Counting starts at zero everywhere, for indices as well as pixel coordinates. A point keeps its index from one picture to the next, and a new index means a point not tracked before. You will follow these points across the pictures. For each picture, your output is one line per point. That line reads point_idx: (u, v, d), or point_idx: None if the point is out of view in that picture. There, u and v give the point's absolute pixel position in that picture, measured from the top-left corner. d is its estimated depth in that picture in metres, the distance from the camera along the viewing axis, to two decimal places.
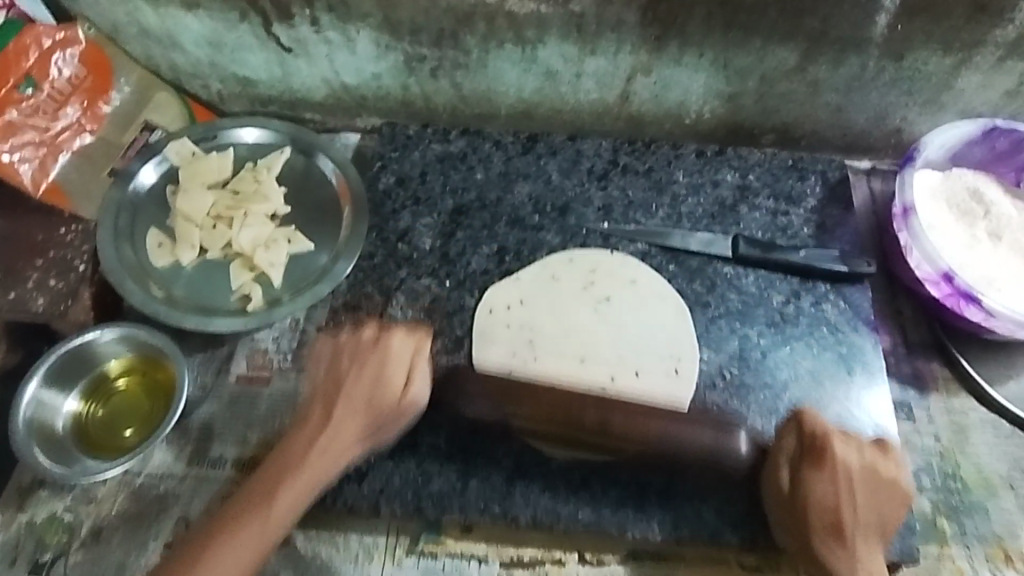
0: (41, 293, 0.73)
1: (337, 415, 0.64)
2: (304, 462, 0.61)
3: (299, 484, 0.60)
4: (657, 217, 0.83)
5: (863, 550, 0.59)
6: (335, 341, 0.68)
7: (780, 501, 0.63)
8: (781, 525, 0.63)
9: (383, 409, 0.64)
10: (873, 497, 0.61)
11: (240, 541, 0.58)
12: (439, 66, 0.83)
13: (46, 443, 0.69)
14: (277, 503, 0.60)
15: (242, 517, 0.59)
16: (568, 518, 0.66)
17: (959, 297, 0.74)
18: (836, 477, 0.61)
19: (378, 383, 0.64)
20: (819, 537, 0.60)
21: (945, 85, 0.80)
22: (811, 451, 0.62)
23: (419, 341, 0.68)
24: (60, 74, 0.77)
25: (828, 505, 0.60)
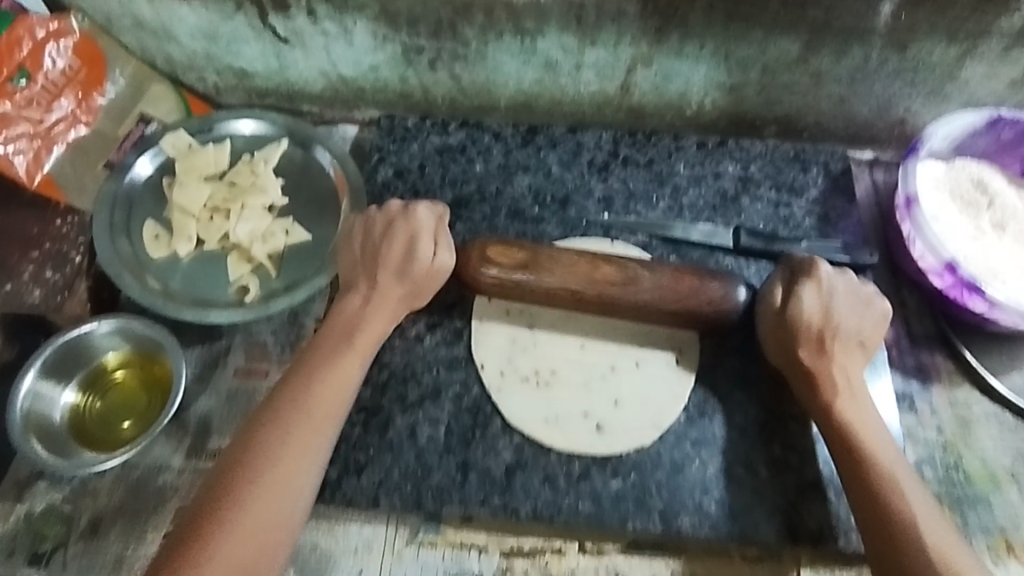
0: (38, 285, 0.75)
1: (380, 282, 0.68)
2: (364, 319, 0.67)
3: (360, 347, 0.66)
4: (657, 209, 0.83)
5: (843, 360, 0.65)
6: (364, 220, 0.71)
7: (770, 318, 0.67)
8: (768, 340, 0.68)
9: (417, 278, 0.68)
10: (853, 311, 0.66)
11: (330, 386, 0.63)
12: (438, 57, 0.83)
13: (42, 436, 0.69)
14: (356, 346, 0.66)
15: (313, 378, 0.63)
16: (568, 510, 0.65)
17: (963, 288, 0.73)
18: (823, 292, 0.65)
19: (410, 251, 0.68)
20: (806, 348, 0.65)
21: (949, 75, 0.79)
22: (800, 271, 0.67)
23: (442, 212, 0.72)
24: (53, 65, 0.76)
25: (816, 319, 0.64)
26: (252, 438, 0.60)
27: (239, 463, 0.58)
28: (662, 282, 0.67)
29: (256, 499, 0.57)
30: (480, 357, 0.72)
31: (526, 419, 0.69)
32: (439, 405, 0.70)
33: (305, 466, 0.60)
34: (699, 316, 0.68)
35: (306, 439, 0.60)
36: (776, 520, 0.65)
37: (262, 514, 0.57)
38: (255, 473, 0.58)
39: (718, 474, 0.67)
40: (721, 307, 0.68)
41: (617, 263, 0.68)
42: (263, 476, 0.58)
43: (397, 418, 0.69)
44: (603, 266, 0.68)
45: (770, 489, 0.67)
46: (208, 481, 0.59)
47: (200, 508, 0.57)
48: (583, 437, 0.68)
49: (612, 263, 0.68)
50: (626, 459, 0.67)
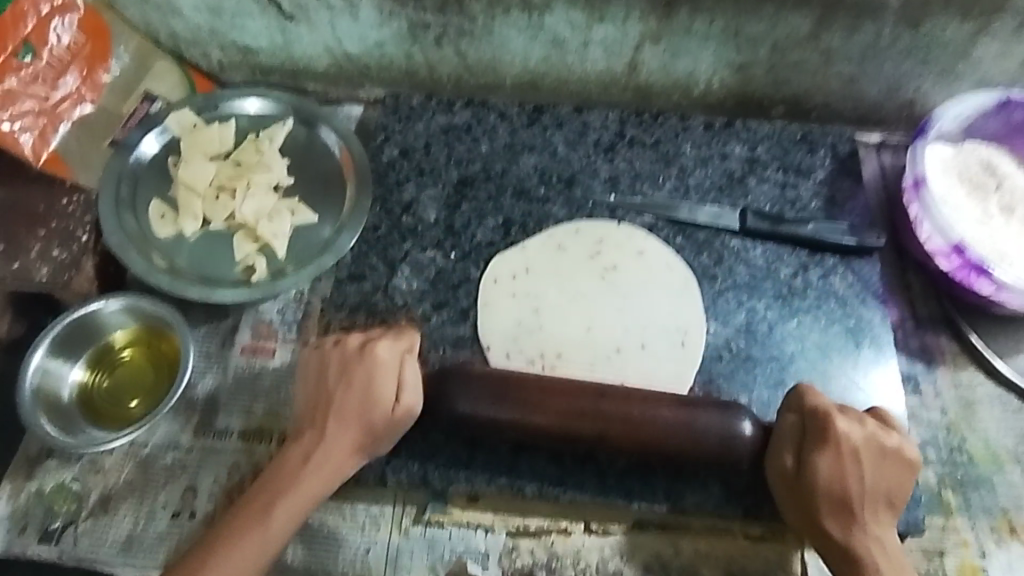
0: (46, 263, 0.73)
1: (329, 432, 0.62)
2: (299, 479, 0.61)
3: (292, 503, 0.60)
4: (664, 190, 0.82)
5: (872, 526, 0.59)
6: (320, 356, 0.66)
7: (786, 486, 0.61)
8: (789, 509, 0.62)
9: (374, 424, 0.63)
10: (878, 468, 0.60)
11: (238, 558, 0.58)
12: (444, 34, 0.82)
13: (51, 412, 0.69)
14: (275, 516, 0.59)
15: (235, 535, 0.59)
16: (574, 489, 0.66)
17: (970, 270, 0.73)
18: (840, 456, 0.60)
19: (367, 398, 0.63)
20: (832, 523, 0.59)
21: (961, 54, 0.78)
22: (813, 430, 0.61)
23: (408, 343, 0.66)
24: (58, 41, 0.75)
25: (835, 486, 0.59)
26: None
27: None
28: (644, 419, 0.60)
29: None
30: (487, 337, 0.73)
31: None
32: None
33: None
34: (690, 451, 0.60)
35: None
36: None
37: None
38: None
39: None
40: (706, 444, 0.60)
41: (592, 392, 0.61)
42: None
43: None
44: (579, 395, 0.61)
45: None
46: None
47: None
48: None
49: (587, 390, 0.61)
50: None
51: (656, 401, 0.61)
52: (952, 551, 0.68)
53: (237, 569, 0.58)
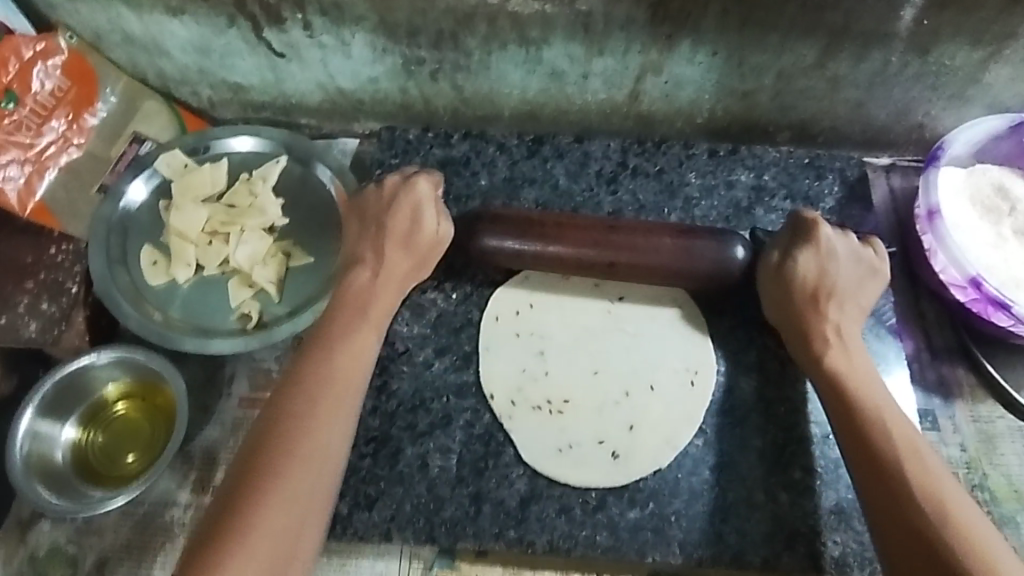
0: (34, 318, 0.72)
1: (386, 254, 0.67)
2: (376, 290, 0.66)
3: (375, 314, 0.66)
4: (669, 222, 0.80)
5: (838, 317, 0.65)
6: (362, 200, 0.70)
7: (769, 277, 0.67)
8: (771, 310, 0.68)
9: (421, 249, 0.68)
10: (854, 269, 0.65)
11: (344, 365, 0.62)
12: (439, 69, 0.80)
13: (44, 477, 0.67)
14: (371, 319, 0.65)
15: (335, 339, 0.63)
16: (586, 543, 0.64)
17: (986, 303, 0.71)
18: (820, 251, 0.65)
19: (415, 223, 0.67)
20: (802, 308, 0.65)
21: (972, 79, 0.76)
22: (800, 233, 0.66)
23: (439, 181, 0.71)
24: (42, 87, 0.73)
25: (811, 279, 0.65)
26: (279, 421, 0.57)
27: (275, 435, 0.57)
28: (664, 261, 0.66)
29: (303, 450, 0.56)
30: (490, 387, 0.70)
31: (537, 452, 0.67)
32: (451, 435, 0.68)
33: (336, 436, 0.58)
34: (694, 273, 0.67)
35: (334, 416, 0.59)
36: (800, 548, 0.64)
37: (304, 479, 0.55)
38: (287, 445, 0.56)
39: (738, 501, 0.66)
40: (701, 266, 0.66)
41: (634, 239, 0.66)
42: (298, 452, 0.56)
43: (407, 448, 0.68)
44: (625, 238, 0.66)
45: (791, 515, 0.65)
46: (252, 439, 0.57)
47: (248, 474, 0.55)
48: (599, 466, 0.66)
49: (618, 233, 0.67)
50: (643, 487, 0.66)
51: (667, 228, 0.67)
52: None
53: (348, 372, 0.62)
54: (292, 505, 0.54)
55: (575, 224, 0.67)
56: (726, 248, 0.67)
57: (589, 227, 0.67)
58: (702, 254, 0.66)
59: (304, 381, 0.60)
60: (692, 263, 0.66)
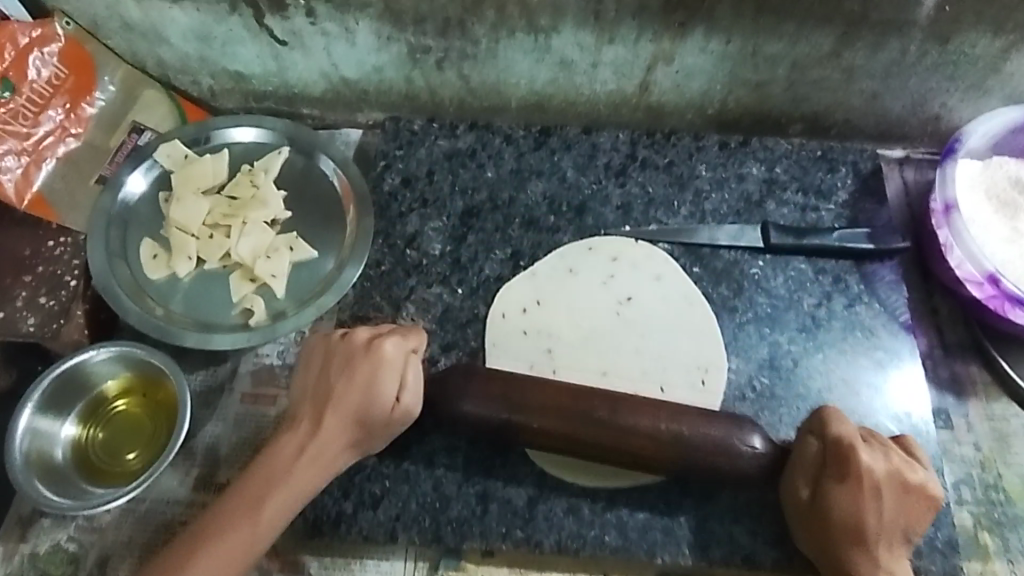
0: (32, 313, 0.69)
1: (325, 425, 0.58)
2: (291, 471, 0.57)
3: (280, 497, 0.56)
4: (679, 216, 0.79)
5: (885, 560, 0.57)
6: (325, 341, 0.63)
7: (800, 516, 0.60)
8: (802, 536, 0.60)
9: (373, 426, 0.59)
10: (901, 505, 0.57)
11: (208, 573, 0.54)
12: (445, 58, 0.78)
13: (45, 476, 0.66)
14: (263, 518, 0.56)
15: (219, 531, 0.55)
16: (595, 542, 0.63)
17: (1003, 300, 0.70)
18: (861, 490, 0.57)
19: (369, 395, 0.59)
20: (843, 550, 0.57)
21: (992, 69, 0.74)
22: (836, 465, 0.58)
23: (416, 343, 0.64)
24: (38, 75, 0.73)
25: (855, 517, 0.56)
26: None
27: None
28: (651, 424, 0.58)
29: None
30: None
31: (544, 451, 0.65)
32: (457, 433, 0.67)
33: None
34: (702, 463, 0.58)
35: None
36: None
37: None
38: None
39: (749, 501, 0.64)
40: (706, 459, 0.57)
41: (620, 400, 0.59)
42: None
43: (413, 446, 0.67)
44: (608, 395, 0.60)
45: None
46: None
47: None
48: (608, 466, 0.65)
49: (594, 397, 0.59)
50: (653, 487, 0.64)
51: (683, 413, 0.59)
52: None
53: (214, 570, 0.54)
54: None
55: (547, 386, 0.60)
56: (737, 437, 0.58)
57: (582, 411, 0.59)
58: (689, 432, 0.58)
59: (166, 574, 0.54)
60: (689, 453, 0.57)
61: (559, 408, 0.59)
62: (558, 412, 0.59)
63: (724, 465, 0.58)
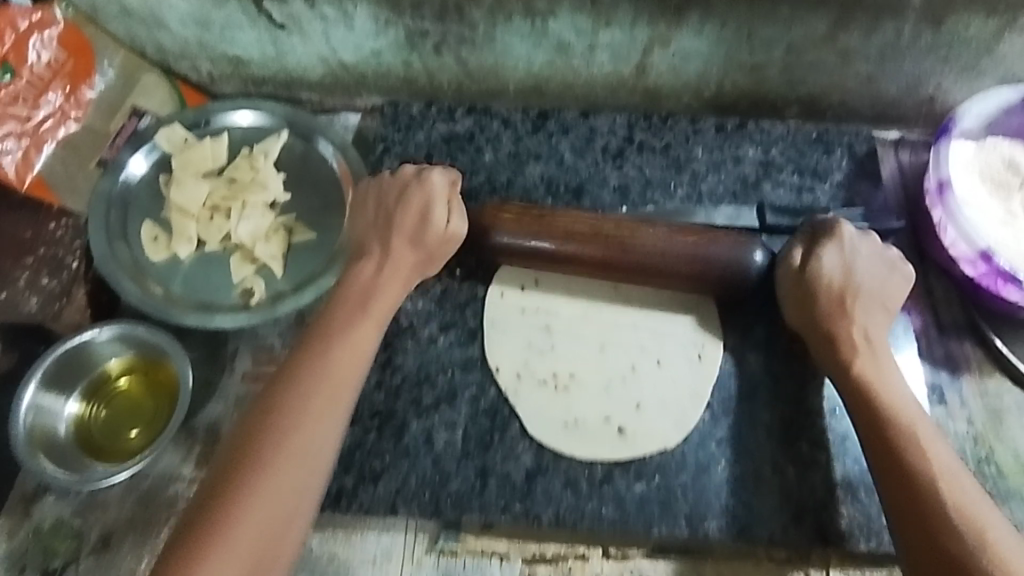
0: (34, 293, 0.71)
1: (393, 248, 0.67)
2: (379, 284, 0.66)
3: (376, 312, 0.64)
4: (676, 197, 0.79)
5: (865, 321, 0.63)
6: (377, 187, 0.70)
7: (791, 282, 0.66)
8: (793, 314, 0.67)
9: (431, 244, 0.67)
10: (879, 275, 0.65)
11: (333, 374, 0.60)
12: (443, 41, 0.78)
13: (49, 452, 0.66)
14: (364, 327, 0.63)
15: (329, 339, 0.62)
16: (592, 516, 0.64)
17: (996, 276, 0.71)
18: (843, 252, 0.65)
19: (423, 218, 0.67)
20: (828, 310, 0.64)
21: (986, 50, 0.75)
22: (823, 230, 0.66)
23: (456, 177, 0.70)
24: (38, 58, 0.72)
25: (838, 280, 0.64)
26: (267, 412, 0.58)
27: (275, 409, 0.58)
28: (667, 253, 0.66)
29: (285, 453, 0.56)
30: (495, 360, 0.69)
31: (544, 426, 0.66)
32: (456, 409, 0.68)
33: (321, 427, 0.58)
34: (709, 275, 0.67)
35: (320, 412, 0.58)
36: (806, 523, 0.64)
37: (285, 481, 0.55)
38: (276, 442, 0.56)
39: (744, 475, 0.65)
40: (715, 270, 0.66)
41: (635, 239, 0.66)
42: (299, 431, 0.57)
43: (412, 422, 0.67)
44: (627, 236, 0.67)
45: (798, 489, 0.65)
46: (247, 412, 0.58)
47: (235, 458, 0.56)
48: (606, 441, 0.66)
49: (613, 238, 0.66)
50: (649, 461, 0.65)
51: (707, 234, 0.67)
52: None
53: (343, 365, 0.61)
54: (271, 518, 0.54)
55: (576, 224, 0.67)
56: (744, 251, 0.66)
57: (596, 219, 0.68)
58: (710, 255, 0.66)
59: (293, 382, 0.59)
60: (709, 264, 0.66)
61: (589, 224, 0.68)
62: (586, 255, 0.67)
63: (726, 275, 0.67)
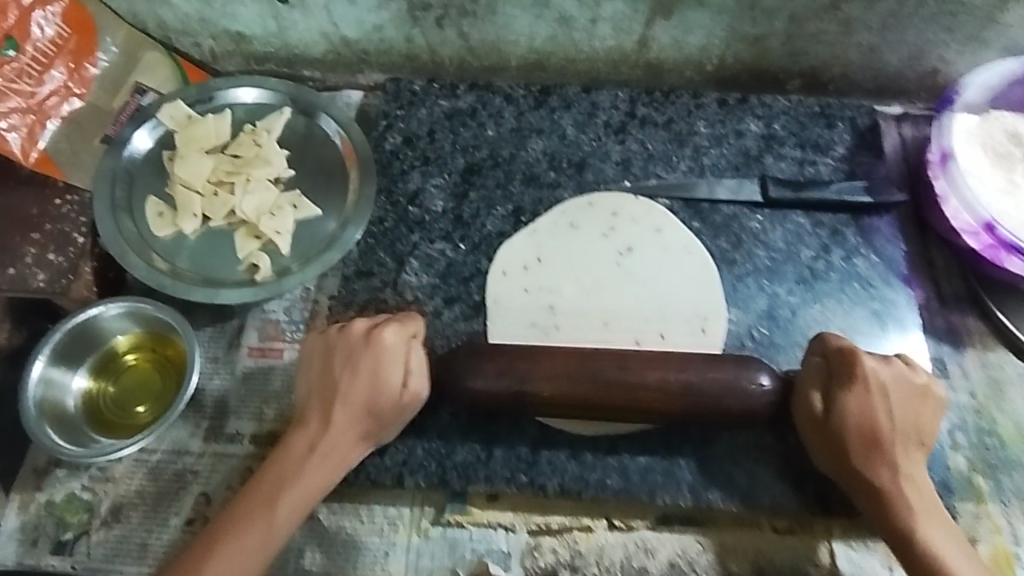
0: (41, 269, 0.71)
1: (336, 419, 0.61)
2: (305, 468, 0.60)
3: (297, 491, 0.59)
4: (678, 171, 0.79)
5: (905, 463, 0.59)
6: (324, 339, 0.64)
7: (814, 428, 0.60)
8: (822, 457, 0.61)
9: (383, 411, 0.62)
10: (909, 409, 0.60)
11: (231, 563, 0.56)
12: (445, 15, 0.78)
13: (58, 425, 0.67)
14: (281, 509, 0.58)
15: (241, 520, 0.58)
16: (596, 485, 0.64)
17: (999, 248, 0.71)
18: (868, 391, 0.60)
19: (376, 386, 0.61)
20: (862, 456, 0.59)
21: (989, 20, 0.74)
22: (842, 371, 0.61)
23: (416, 327, 0.65)
24: (42, 34, 0.74)
25: (866, 419, 0.59)
26: None
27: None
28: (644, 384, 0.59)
29: None
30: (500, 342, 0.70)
31: None
32: None
33: None
34: (704, 409, 0.59)
35: None
36: (809, 491, 0.64)
37: None
38: None
39: (747, 444, 0.66)
40: (712, 399, 0.59)
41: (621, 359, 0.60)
42: None
43: None
44: (591, 363, 0.60)
45: (800, 458, 0.65)
46: None
47: None
48: None
49: (599, 358, 0.60)
50: (653, 431, 0.66)
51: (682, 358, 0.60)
52: (984, 536, 0.66)
53: (229, 574, 0.56)
54: None
55: (552, 356, 0.61)
56: (737, 379, 0.59)
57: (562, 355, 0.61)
58: (700, 380, 0.59)
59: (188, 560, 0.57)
60: (692, 398, 0.59)
61: (556, 364, 0.60)
62: (565, 384, 0.59)
63: (723, 406, 0.59)
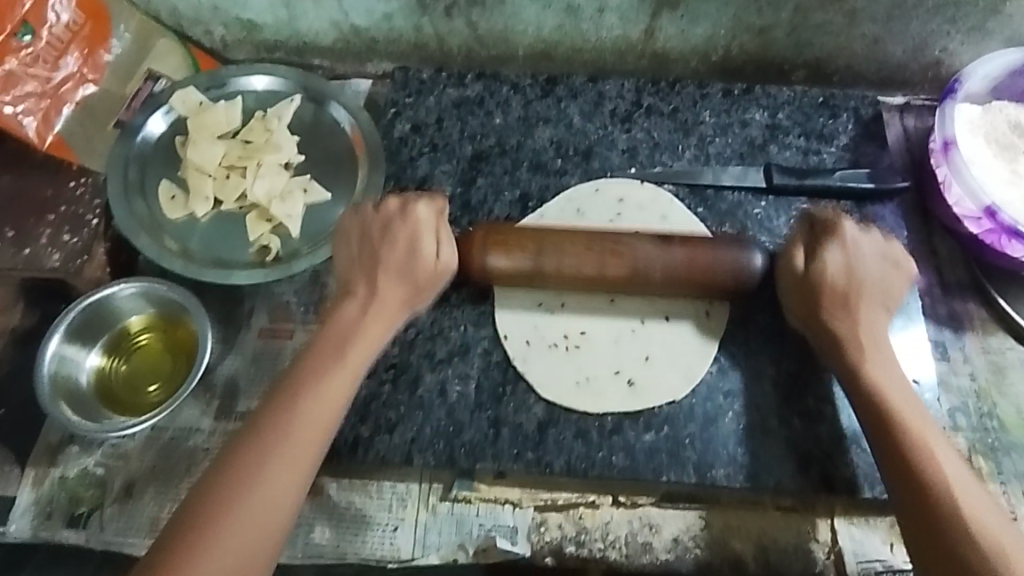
0: (57, 249, 0.72)
1: (380, 285, 0.65)
2: (361, 325, 0.63)
3: (361, 346, 0.62)
4: (683, 159, 0.80)
5: (869, 316, 0.63)
6: (360, 219, 0.68)
7: (795, 283, 0.65)
8: (796, 313, 0.66)
9: (419, 278, 0.66)
10: (880, 271, 0.65)
11: (317, 410, 0.58)
12: (454, 4, 0.79)
13: (71, 401, 0.68)
14: (350, 359, 0.62)
15: (308, 373, 0.60)
16: (602, 464, 0.65)
17: (1000, 233, 0.71)
18: (846, 250, 0.64)
19: (412, 252, 0.65)
20: (834, 308, 0.63)
21: (991, 11, 0.75)
22: (823, 230, 0.65)
23: (442, 206, 0.68)
24: (57, 19, 0.74)
25: (842, 276, 0.64)
26: (244, 450, 0.56)
27: (231, 473, 0.55)
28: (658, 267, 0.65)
29: (256, 489, 0.54)
30: (505, 327, 0.70)
31: (552, 386, 0.68)
32: (468, 361, 0.69)
33: (286, 490, 0.55)
34: (712, 282, 0.66)
35: (283, 475, 0.55)
36: (813, 472, 0.65)
37: (252, 517, 0.53)
38: (246, 477, 0.54)
39: (752, 426, 0.67)
40: (720, 272, 0.65)
41: (632, 245, 0.66)
42: (271, 461, 0.55)
43: (426, 375, 0.69)
44: (614, 243, 0.66)
45: (804, 439, 0.66)
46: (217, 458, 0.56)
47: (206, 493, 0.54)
48: (613, 397, 0.67)
49: (616, 240, 0.66)
50: (658, 412, 0.67)
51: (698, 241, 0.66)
52: None
53: (317, 418, 0.58)
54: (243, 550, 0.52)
55: (576, 238, 0.66)
56: (743, 256, 0.66)
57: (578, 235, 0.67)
58: (711, 259, 0.65)
59: (267, 422, 0.57)
60: (706, 272, 0.65)
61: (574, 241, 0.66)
62: (592, 261, 0.65)
63: (726, 279, 0.66)
